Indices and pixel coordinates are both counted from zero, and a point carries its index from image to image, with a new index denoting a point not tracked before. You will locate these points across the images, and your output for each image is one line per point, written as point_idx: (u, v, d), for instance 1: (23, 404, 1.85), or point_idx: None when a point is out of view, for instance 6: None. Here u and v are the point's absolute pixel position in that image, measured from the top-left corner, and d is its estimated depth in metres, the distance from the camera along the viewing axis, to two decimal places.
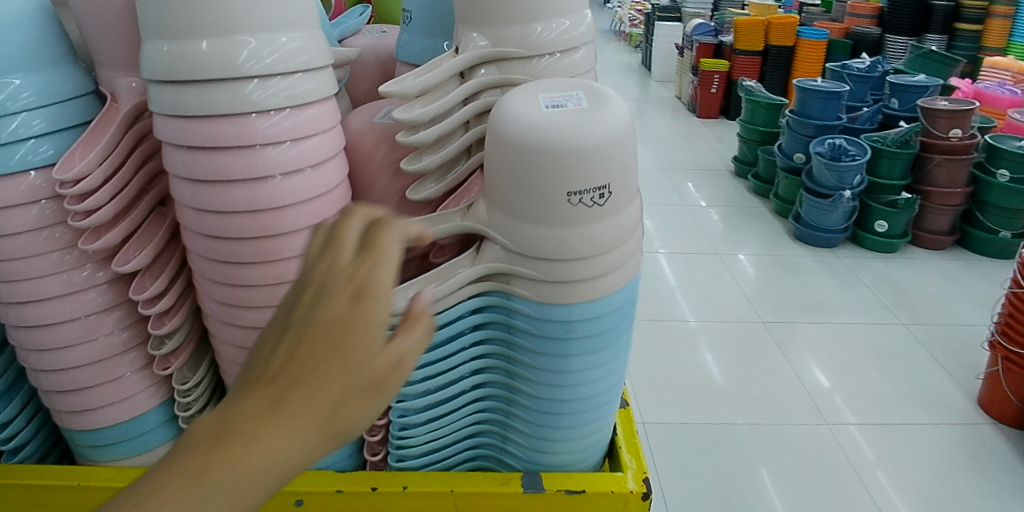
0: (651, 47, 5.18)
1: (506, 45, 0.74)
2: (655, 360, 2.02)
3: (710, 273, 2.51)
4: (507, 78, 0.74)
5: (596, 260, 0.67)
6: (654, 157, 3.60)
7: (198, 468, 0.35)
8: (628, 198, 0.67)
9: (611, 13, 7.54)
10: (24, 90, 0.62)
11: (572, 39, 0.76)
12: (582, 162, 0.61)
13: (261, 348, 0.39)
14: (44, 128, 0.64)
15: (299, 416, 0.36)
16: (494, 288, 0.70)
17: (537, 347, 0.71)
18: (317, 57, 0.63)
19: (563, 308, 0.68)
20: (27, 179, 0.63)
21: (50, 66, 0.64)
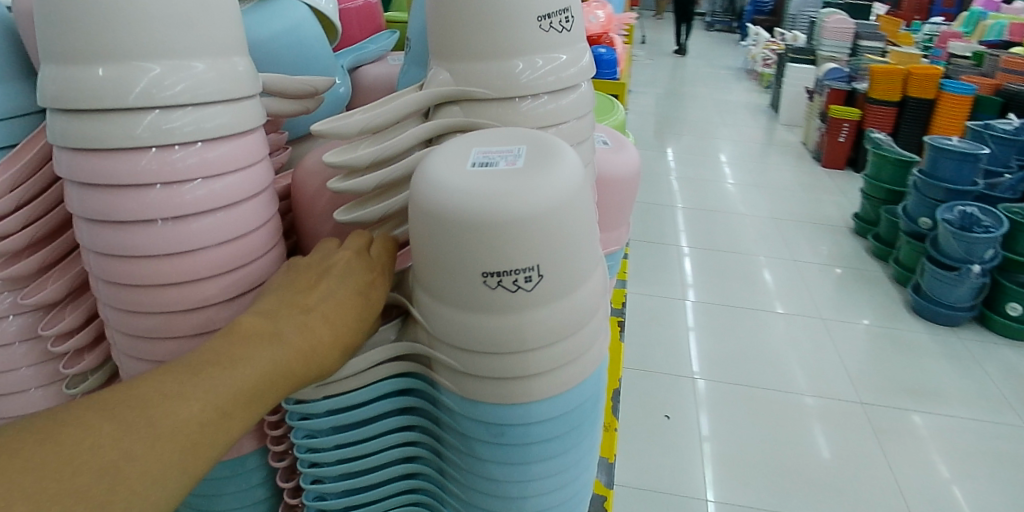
0: (780, 90, 4.86)
1: (473, 84, 0.63)
2: (738, 428, 1.79)
3: (813, 340, 2.20)
4: (472, 122, 0.63)
5: (535, 354, 0.56)
6: (768, 205, 3.28)
7: (263, 352, 0.51)
8: (580, 279, 0.56)
9: (745, 49, 7.18)
10: None
11: (561, 80, 0.65)
12: (503, 241, 0.51)
13: (291, 285, 0.55)
14: None
15: (333, 335, 0.53)
16: (416, 370, 0.60)
17: (466, 444, 0.61)
18: (231, 96, 0.54)
19: (491, 406, 0.58)
20: None
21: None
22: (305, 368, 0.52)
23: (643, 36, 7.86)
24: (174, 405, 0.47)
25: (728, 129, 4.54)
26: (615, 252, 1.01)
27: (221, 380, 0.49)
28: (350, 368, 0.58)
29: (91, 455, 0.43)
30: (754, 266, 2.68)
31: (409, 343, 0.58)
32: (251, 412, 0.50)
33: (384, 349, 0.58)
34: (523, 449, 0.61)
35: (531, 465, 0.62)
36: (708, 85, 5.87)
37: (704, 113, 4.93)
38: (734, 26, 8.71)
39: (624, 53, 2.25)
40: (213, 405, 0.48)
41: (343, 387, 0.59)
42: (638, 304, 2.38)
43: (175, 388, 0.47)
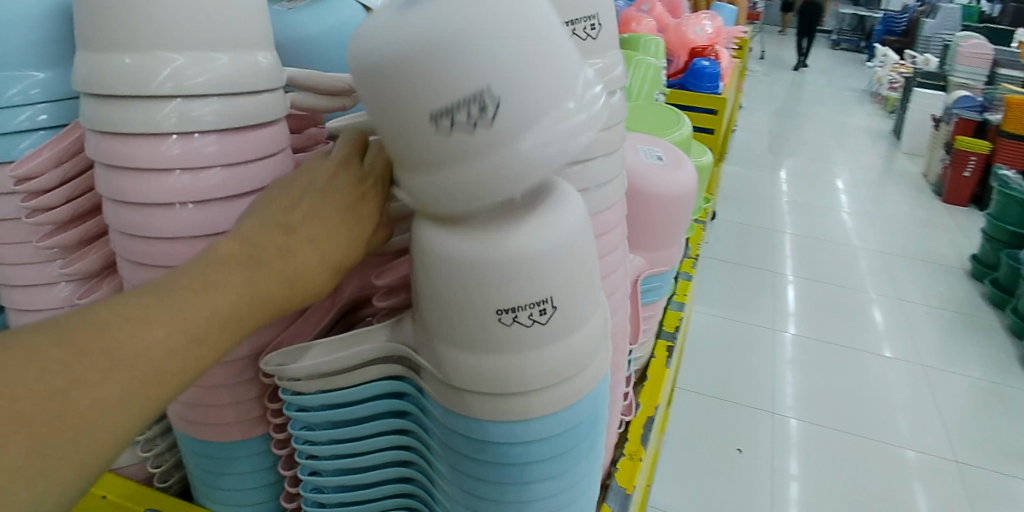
0: (903, 116, 4.51)
1: None
2: (826, 458, 1.59)
3: (906, 383, 1.88)
4: None
5: (530, 362, 0.45)
6: (877, 236, 2.93)
7: (240, 272, 0.44)
8: (582, 270, 0.45)
9: (869, 72, 6.74)
10: (36, 86, 0.56)
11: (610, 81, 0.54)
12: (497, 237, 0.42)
13: (275, 200, 0.46)
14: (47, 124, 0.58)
15: (321, 258, 0.46)
16: (405, 373, 0.52)
17: (452, 459, 0.52)
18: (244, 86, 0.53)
19: (476, 423, 0.48)
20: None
21: (47, 69, 0.57)
22: (292, 297, 0.46)
23: (762, 51, 7.49)
24: (137, 328, 0.41)
25: (844, 154, 4.23)
26: (661, 272, 0.86)
27: (193, 305, 0.42)
28: (339, 362, 0.51)
29: (45, 377, 0.37)
30: (864, 301, 2.32)
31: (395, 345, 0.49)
32: (227, 338, 0.44)
33: (370, 348, 0.50)
34: (514, 471, 0.50)
35: (525, 486, 0.51)
36: (826, 106, 5.51)
37: (817, 135, 4.64)
38: (863, 45, 8.13)
39: (729, 66, 2.12)
40: (184, 329, 0.42)
41: (335, 381, 0.53)
42: (721, 323, 2.09)
43: (143, 311, 0.41)
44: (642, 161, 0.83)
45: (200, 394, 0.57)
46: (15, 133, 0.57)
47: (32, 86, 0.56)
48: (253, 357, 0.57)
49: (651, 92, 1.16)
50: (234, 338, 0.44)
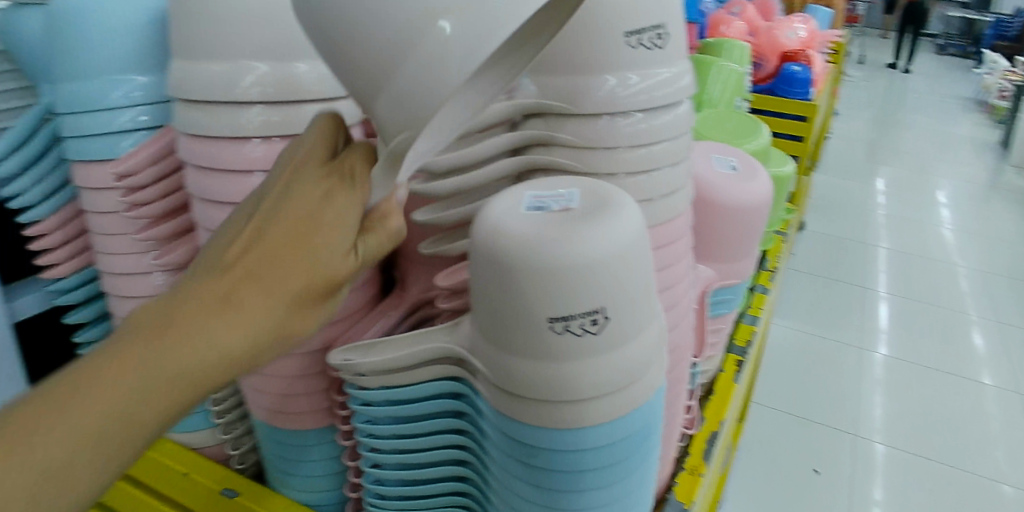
0: (1014, 126, 4.19)
1: (557, 99, 0.51)
2: (909, 487, 1.49)
3: (1005, 414, 1.75)
4: (554, 137, 0.52)
5: (582, 364, 0.44)
6: (979, 254, 2.73)
7: (152, 345, 0.37)
8: (636, 272, 0.44)
9: (978, 79, 6.29)
10: (137, 89, 0.58)
11: (675, 92, 0.53)
12: (557, 234, 0.43)
13: (218, 249, 0.41)
14: (147, 123, 0.60)
15: (255, 309, 0.39)
16: (453, 374, 0.49)
17: (506, 468, 0.49)
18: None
19: (528, 429, 0.46)
20: (106, 168, 0.61)
21: (145, 73, 0.58)
22: (243, 348, 0.39)
23: (859, 56, 7.12)
24: (24, 432, 0.35)
25: (946, 166, 3.97)
26: (732, 285, 0.78)
27: (92, 396, 0.36)
28: (400, 361, 0.49)
29: None
30: (961, 323, 2.17)
31: (454, 346, 0.47)
32: (147, 422, 0.37)
33: (426, 349, 0.48)
34: (568, 479, 0.48)
35: (578, 495, 0.49)
36: (928, 114, 5.19)
37: (916, 145, 4.37)
38: (972, 50, 7.59)
39: (823, 70, 2.01)
40: (81, 425, 0.35)
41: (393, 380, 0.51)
42: (803, 337, 1.99)
43: (35, 410, 0.35)
44: (714, 171, 0.75)
45: (274, 381, 0.60)
46: (119, 133, 0.60)
47: (132, 90, 0.58)
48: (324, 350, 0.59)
49: (732, 98, 1.10)
50: (157, 420, 0.38)
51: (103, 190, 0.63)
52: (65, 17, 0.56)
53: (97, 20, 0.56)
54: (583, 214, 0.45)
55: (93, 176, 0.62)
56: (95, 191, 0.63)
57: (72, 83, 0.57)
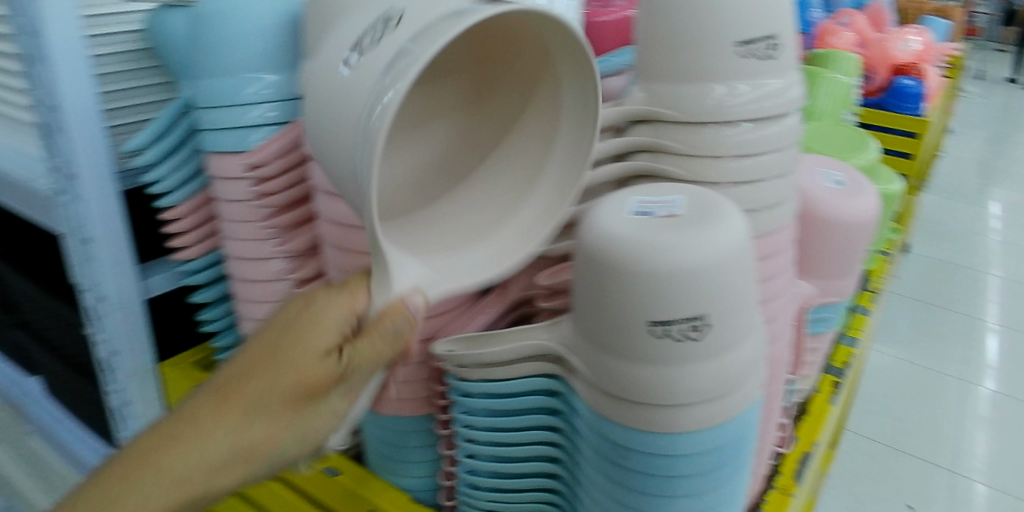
0: None
1: (662, 106, 0.51)
2: None
3: None
4: (660, 144, 0.52)
5: (677, 369, 0.45)
6: None
7: (142, 456, 0.39)
8: (738, 281, 0.44)
9: None
10: (268, 87, 0.59)
11: (780, 104, 0.52)
12: (663, 240, 0.43)
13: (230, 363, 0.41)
14: (275, 119, 0.60)
15: (220, 424, 0.38)
16: (552, 372, 0.49)
17: (597, 467, 0.50)
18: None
19: (621, 429, 0.47)
20: (238, 160, 0.61)
21: (274, 73, 0.59)
22: (215, 464, 0.38)
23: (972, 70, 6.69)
24: None
25: None
26: (832, 303, 0.75)
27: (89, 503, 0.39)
28: (504, 354, 0.50)
29: None
30: None
31: (555, 345, 0.48)
32: None
33: (527, 346, 0.49)
34: (658, 483, 0.48)
35: (667, 500, 0.49)
36: None
37: None
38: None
39: (936, 84, 1.90)
40: None
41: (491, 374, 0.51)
42: (900, 365, 1.89)
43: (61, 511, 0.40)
44: (820, 185, 0.72)
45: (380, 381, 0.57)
46: (249, 129, 0.60)
47: (261, 88, 0.58)
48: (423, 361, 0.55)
49: (839, 112, 1.04)
50: None
51: (232, 180, 0.63)
52: (207, 18, 0.57)
53: (236, 22, 0.57)
54: (687, 221, 0.45)
55: (226, 168, 0.62)
56: (224, 180, 0.63)
57: (208, 82, 0.58)
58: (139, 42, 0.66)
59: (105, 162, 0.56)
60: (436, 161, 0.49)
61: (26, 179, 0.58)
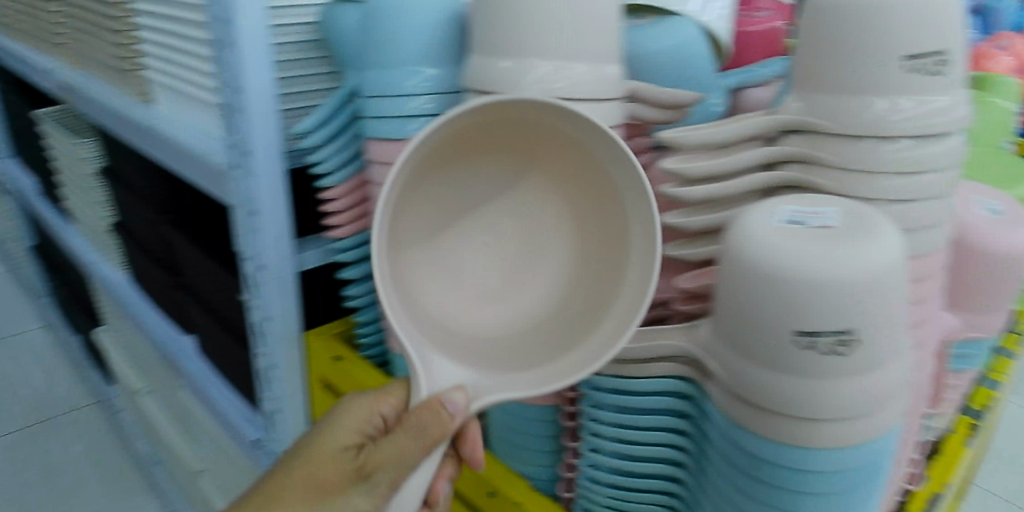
0: None
1: (818, 116, 0.50)
2: None
3: None
4: (815, 156, 0.51)
5: (818, 382, 0.43)
6: None
7: None
8: (894, 298, 0.42)
9: None
10: (426, 79, 0.54)
11: (946, 121, 0.49)
12: (817, 249, 0.42)
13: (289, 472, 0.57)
14: (431, 111, 0.54)
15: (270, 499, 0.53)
16: (689, 375, 0.50)
17: (723, 473, 0.49)
18: (600, 101, 0.49)
19: (754, 437, 0.46)
20: (394, 147, 0.55)
21: (437, 65, 0.54)
22: None
23: None
24: None
25: None
26: (978, 339, 0.71)
27: None
28: (640, 351, 0.50)
29: None
30: None
31: (695, 348, 0.48)
32: None
33: (666, 346, 0.49)
34: (785, 497, 0.47)
35: None
36: None
37: None
38: None
39: None
40: None
41: (628, 371, 0.51)
42: None
43: None
44: (976, 214, 0.68)
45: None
46: (403, 118, 0.55)
47: (421, 81, 0.54)
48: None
49: (995, 139, 0.92)
50: None
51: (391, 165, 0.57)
52: (375, 7, 0.54)
53: (405, 11, 0.53)
54: (843, 233, 0.44)
55: (382, 153, 0.56)
56: (382, 166, 0.57)
57: (371, 73, 0.55)
58: (315, 32, 0.71)
59: (275, 144, 0.59)
60: (441, 222, 0.51)
61: (203, 155, 0.63)
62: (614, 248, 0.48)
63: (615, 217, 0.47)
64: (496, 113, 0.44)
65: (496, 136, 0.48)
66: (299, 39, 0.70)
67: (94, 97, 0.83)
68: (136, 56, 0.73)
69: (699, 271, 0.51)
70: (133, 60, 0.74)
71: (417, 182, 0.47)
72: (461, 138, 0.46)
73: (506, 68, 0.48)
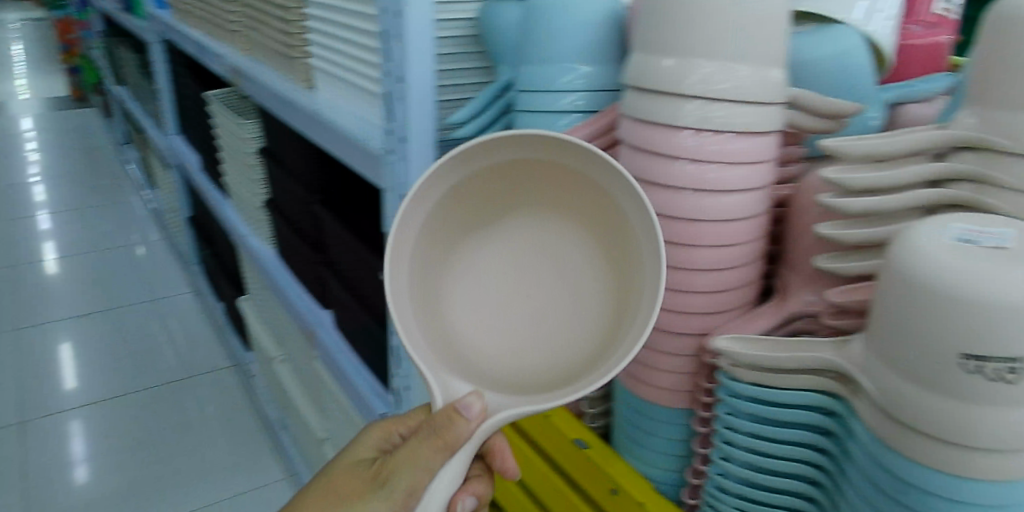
0: None
1: (996, 131, 0.44)
2: None
3: None
4: (989, 177, 0.45)
5: (984, 408, 0.38)
6: None
7: None
8: None
9: None
10: (580, 76, 0.54)
11: None
12: (978, 271, 0.37)
13: None
14: (583, 107, 0.55)
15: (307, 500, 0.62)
16: (839, 391, 0.47)
17: (865, 496, 0.45)
18: (760, 103, 0.47)
19: (905, 459, 0.41)
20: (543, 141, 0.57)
21: (595, 63, 0.55)
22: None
23: None
24: None
25: None
26: None
27: None
28: (783, 362, 0.48)
29: None
30: None
31: (839, 361, 0.46)
32: None
33: (809, 357, 0.47)
34: None
35: None
36: None
37: None
38: None
39: None
40: None
41: (773, 379, 0.50)
42: None
43: None
44: None
45: (642, 369, 0.57)
46: (555, 113, 0.56)
47: (576, 78, 0.55)
48: (699, 357, 0.55)
49: None
50: None
51: None
52: (535, 6, 0.55)
53: (564, 10, 0.54)
54: (1014, 254, 0.39)
55: None
56: None
57: (527, 68, 0.56)
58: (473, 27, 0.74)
59: (428, 131, 0.62)
60: (474, 266, 0.57)
61: (360, 137, 0.69)
62: (631, 256, 0.50)
63: (622, 229, 0.50)
64: (510, 153, 0.51)
65: (501, 186, 0.54)
66: (456, 33, 0.73)
67: (267, 83, 0.94)
68: (303, 45, 0.84)
69: (853, 286, 0.49)
70: (300, 49, 0.85)
71: (428, 243, 0.54)
72: (485, 181, 0.53)
73: (666, 66, 0.47)
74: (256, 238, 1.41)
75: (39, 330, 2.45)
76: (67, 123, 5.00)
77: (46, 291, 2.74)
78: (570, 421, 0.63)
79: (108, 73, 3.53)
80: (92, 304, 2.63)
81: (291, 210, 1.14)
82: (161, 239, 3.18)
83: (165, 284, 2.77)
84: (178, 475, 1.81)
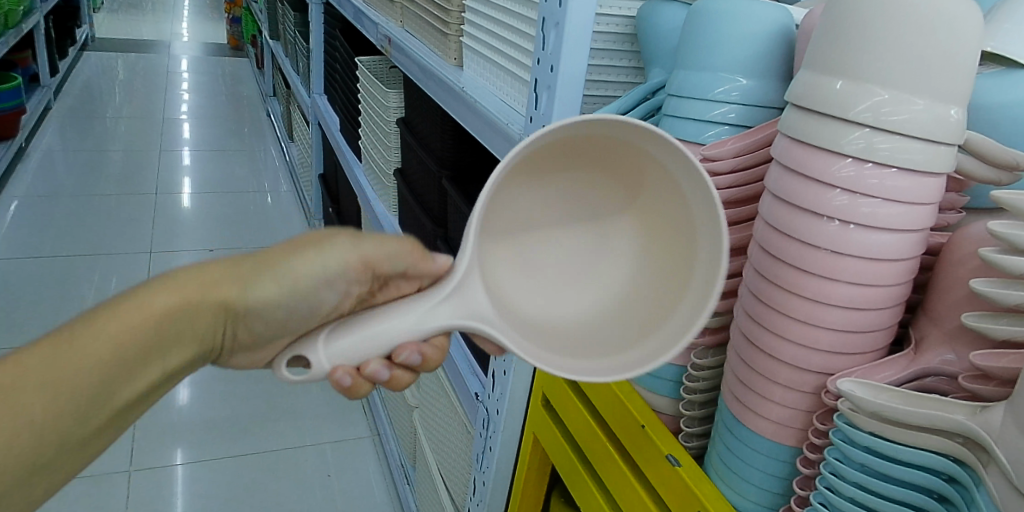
0: None
1: None
2: None
3: None
4: None
5: None
6: None
7: (214, 295, 0.61)
8: None
9: None
10: (736, 90, 0.54)
11: None
12: None
13: (248, 258, 0.64)
14: (734, 120, 0.55)
15: (269, 274, 0.63)
16: (969, 460, 0.43)
17: None
18: (933, 142, 0.44)
19: None
20: (691, 149, 0.58)
21: (756, 77, 0.54)
22: (245, 299, 0.62)
23: None
24: (135, 321, 0.56)
25: None
26: None
27: (166, 297, 0.58)
28: (911, 418, 0.45)
29: (91, 362, 0.54)
30: None
31: (971, 426, 0.42)
32: (180, 334, 0.59)
33: (940, 418, 0.43)
34: None
35: None
36: None
37: None
38: None
39: None
40: (160, 325, 0.58)
41: (895, 432, 0.46)
42: None
43: (161, 320, 0.58)
44: None
45: (754, 397, 0.56)
46: (705, 123, 0.56)
47: (733, 89, 0.54)
48: (818, 395, 0.53)
49: None
50: (188, 326, 0.60)
51: None
52: (699, 13, 0.54)
53: (731, 21, 0.53)
54: None
55: None
56: None
57: (681, 73, 0.56)
58: (630, 26, 0.77)
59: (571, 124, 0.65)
60: (525, 238, 0.61)
61: (504, 121, 0.74)
62: (676, 203, 0.53)
63: (663, 181, 0.53)
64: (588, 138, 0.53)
65: (535, 176, 0.58)
66: (613, 30, 0.76)
67: (422, 59, 1.01)
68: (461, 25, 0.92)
69: (1002, 351, 0.44)
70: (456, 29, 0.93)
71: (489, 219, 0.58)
72: (555, 158, 0.56)
73: (836, 87, 0.45)
74: (382, 205, 1.50)
75: (171, 256, 2.71)
76: (223, 70, 5.42)
77: (183, 221, 3.01)
78: (665, 435, 0.62)
79: (267, 29, 3.79)
80: (221, 241, 2.88)
81: (427, 191, 1.23)
82: (291, 191, 3.42)
83: (287, 234, 2.98)
84: (272, 415, 1.98)
